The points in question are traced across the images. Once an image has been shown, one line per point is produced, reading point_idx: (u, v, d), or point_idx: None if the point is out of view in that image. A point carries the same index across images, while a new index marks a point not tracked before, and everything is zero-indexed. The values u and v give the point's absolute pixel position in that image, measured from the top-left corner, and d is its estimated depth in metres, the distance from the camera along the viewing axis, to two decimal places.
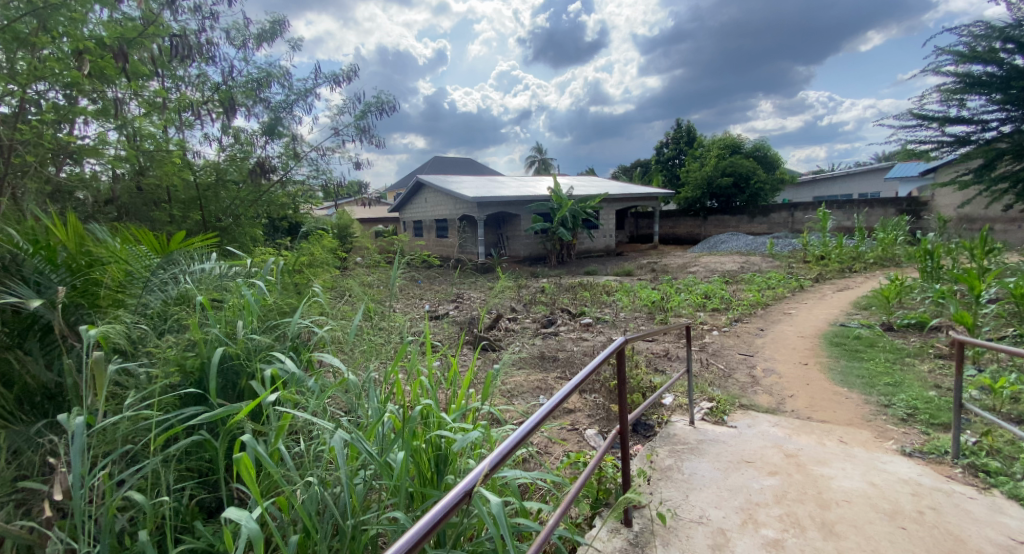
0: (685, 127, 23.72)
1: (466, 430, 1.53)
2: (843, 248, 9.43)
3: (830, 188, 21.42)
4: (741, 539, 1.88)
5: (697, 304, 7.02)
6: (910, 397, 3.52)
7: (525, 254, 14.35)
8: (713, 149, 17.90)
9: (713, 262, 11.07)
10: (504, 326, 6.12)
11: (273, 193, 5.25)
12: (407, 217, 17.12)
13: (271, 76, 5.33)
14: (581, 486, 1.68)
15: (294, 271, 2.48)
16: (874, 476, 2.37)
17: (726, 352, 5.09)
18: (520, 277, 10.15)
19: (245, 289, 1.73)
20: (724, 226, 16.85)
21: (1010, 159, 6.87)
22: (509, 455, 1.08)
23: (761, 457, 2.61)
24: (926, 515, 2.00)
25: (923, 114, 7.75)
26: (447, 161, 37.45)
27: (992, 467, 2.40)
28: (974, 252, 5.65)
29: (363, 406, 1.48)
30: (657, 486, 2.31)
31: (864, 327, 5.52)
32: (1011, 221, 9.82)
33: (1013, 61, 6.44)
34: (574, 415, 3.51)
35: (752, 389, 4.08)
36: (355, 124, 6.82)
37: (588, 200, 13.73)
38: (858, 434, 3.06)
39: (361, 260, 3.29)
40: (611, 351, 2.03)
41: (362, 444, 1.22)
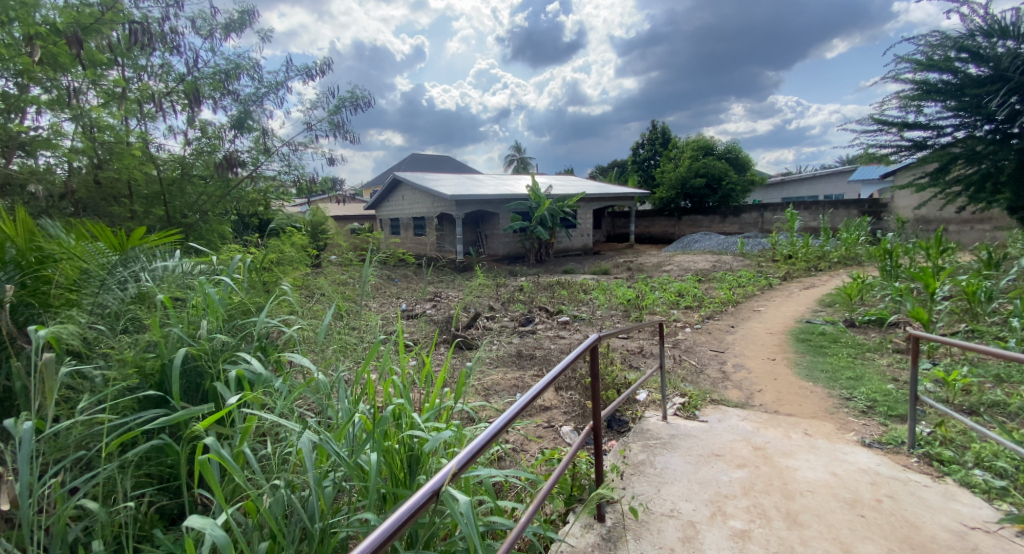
0: (660, 128, 24.13)
1: (440, 430, 1.52)
2: (809, 248, 9.75)
3: (797, 189, 22.14)
4: (710, 531, 1.92)
5: (672, 302, 7.15)
6: (870, 390, 3.67)
7: (504, 252, 14.34)
8: (687, 150, 18.26)
9: (686, 261, 11.30)
10: (482, 325, 6.10)
11: (243, 189, 5.12)
12: (384, 214, 16.90)
13: (240, 68, 5.15)
14: (554, 484, 1.69)
15: (263, 268, 2.41)
16: (836, 466, 2.46)
17: (698, 348, 5.21)
18: (498, 276, 10.14)
19: (209, 287, 1.66)
20: (697, 226, 17.21)
21: (963, 163, 7.21)
22: (481, 452, 1.07)
23: (730, 451, 2.68)
24: (884, 503, 2.09)
25: (883, 120, 8.06)
26: (423, 158, 37.15)
27: (945, 456, 2.53)
28: (930, 252, 5.92)
29: (333, 406, 1.46)
30: (630, 481, 2.34)
31: (828, 324, 5.73)
32: (964, 221, 10.33)
33: (967, 70, 6.75)
34: (550, 413, 3.52)
35: (722, 384, 4.18)
36: (330, 120, 6.70)
37: (565, 200, 13.80)
38: (821, 427, 3.17)
39: (337, 258, 3.23)
40: (584, 348, 2.04)
41: (331, 446, 1.20)
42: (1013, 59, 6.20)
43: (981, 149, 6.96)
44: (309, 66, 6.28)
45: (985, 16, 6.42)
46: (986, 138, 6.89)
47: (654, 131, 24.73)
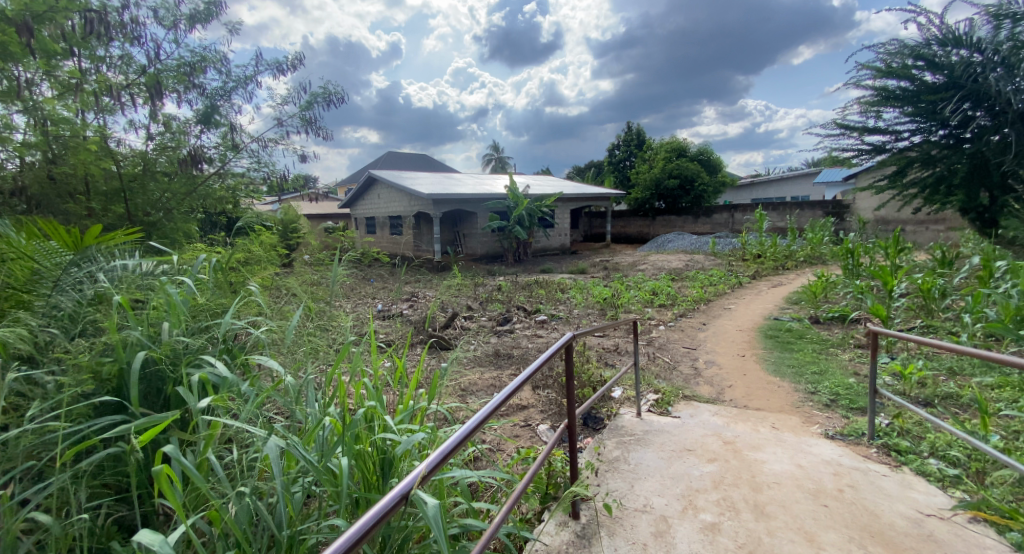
0: (635, 130, 24.51)
1: (413, 432, 1.51)
2: (777, 247, 10.06)
3: (766, 190, 22.81)
4: (681, 525, 1.96)
5: (646, 300, 7.27)
6: (833, 384, 3.81)
7: (482, 252, 14.28)
8: (660, 151, 18.58)
9: (660, 260, 11.49)
10: (460, 325, 6.07)
11: (210, 186, 4.96)
12: (358, 213, 16.63)
13: (206, 61, 4.98)
14: (529, 483, 1.69)
15: (230, 268, 2.34)
16: (801, 458, 2.55)
17: (671, 346, 5.31)
18: (476, 276, 10.10)
19: (171, 288, 1.61)
20: (671, 226, 17.52)
21: (919, 166, 7.56)
22: (452, 454, 1.06)
23: (702, 445, 2.74)
24: (845, 493, 2.17)
25: (846, 124, 8.37)
26: (399, 157, 36.73)
27: (902, 446, 2.65)
28: (889, 251, 6.18)
29: (303, 409, 1.43)
30: (604, 478, 2.37)
31: (795, 320, 5.93)
32: (920, 222, 10.83)
33: (923, 78, 7.06)
34: (527, 412, 3.53)
35: (694, 380, 4.27)
36: (301, 116, 6.55)
37: (543, 200, 13.84)
38: (788, 420, 3.27)
39: (309, 257, 3.16)
40: (559, 347, 2.05)
41: (299, 451, 1.17)
42: (965, 68, 6.51)
43: (935, 153, 7.30)
44: (280, 60, 6.12)
45: (939, 26, 6.72)
46: (941, 143, 7.24)
47: (630, 132, 25.08)
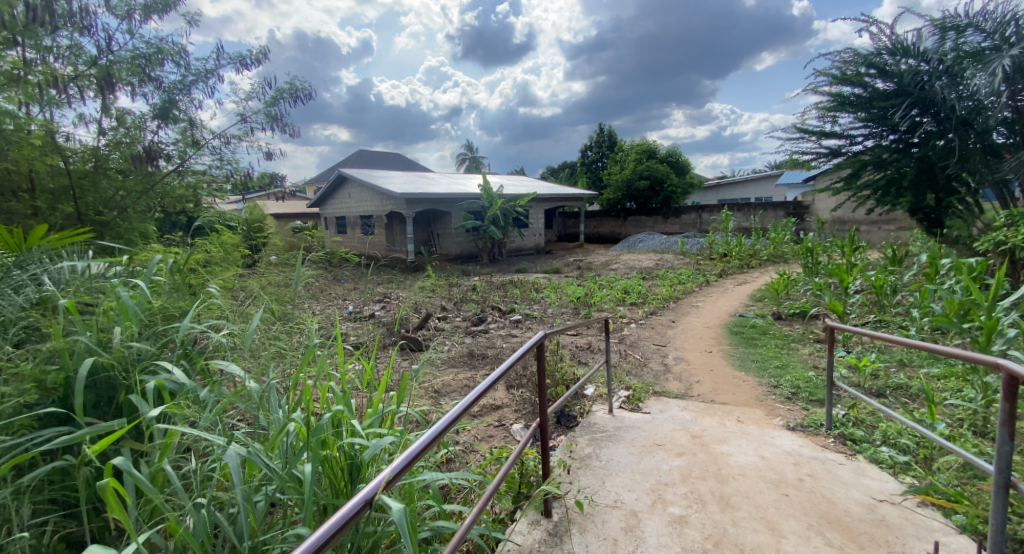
0: (607, 131, 24.90)
1: (382, 435, 1.48)
2: (742, 246, 10.38)
3: (731, 191, 23.51)
4: (651, 519, 2.00)
5: (618, 299, 7.38)
6: (794, 377, 3.97)
7: (457, 252, 14.18)
8: (631, 152, 18.90)
9: (631, 260, 11.68)
10: (434, 325, 6.02)
11: (168, 184, 4.76)
12: (328, 212, 16.29)
13: (164, 53, 4.77)
14: (501, 483, 1.69)
15: (189, 270, 2.25)
16: (764, 450, 2.64)
17: (642, 343, 5.42)
18: (450, 276, 10.03)
19: (123, 291, 1.53)
20: (641, 226, 17.85)
21: (872, 169, 7.93)
22: (419, 457, 1.04)
23: (670, 440, 2.80)
24: (805, 482, 2.26)
25: (805, 128, 8.69)
26: (369, 155, 36.18)
27: (857, 436, 2.77)
28: (845, 249, 6.46)
29: (267, 416, 1.39)
30: (576, 475, 2.39)
31: (759, 317, 6.13)
32: (874, 222, 11.38)
33: (874, 85, 7.40)
34: (501, 412, 3.53)
35: (664, 376, 4.37)
36: (266, 112, 6.36)
37: (516, 200, 13.87)
38: (752, 414, 3.38)
39: (276, 257, 3.07)
40: (530, 346, 2.06)
41: (261, 458, 1.14)
42: (913, 76, 6.85)
43: (887, 156, 7.67)
44: (244, 54, 5.94)
45: (890, 36, 7.05)
46: (891, 147, 7.60)
47: (602, 134, 25.43)
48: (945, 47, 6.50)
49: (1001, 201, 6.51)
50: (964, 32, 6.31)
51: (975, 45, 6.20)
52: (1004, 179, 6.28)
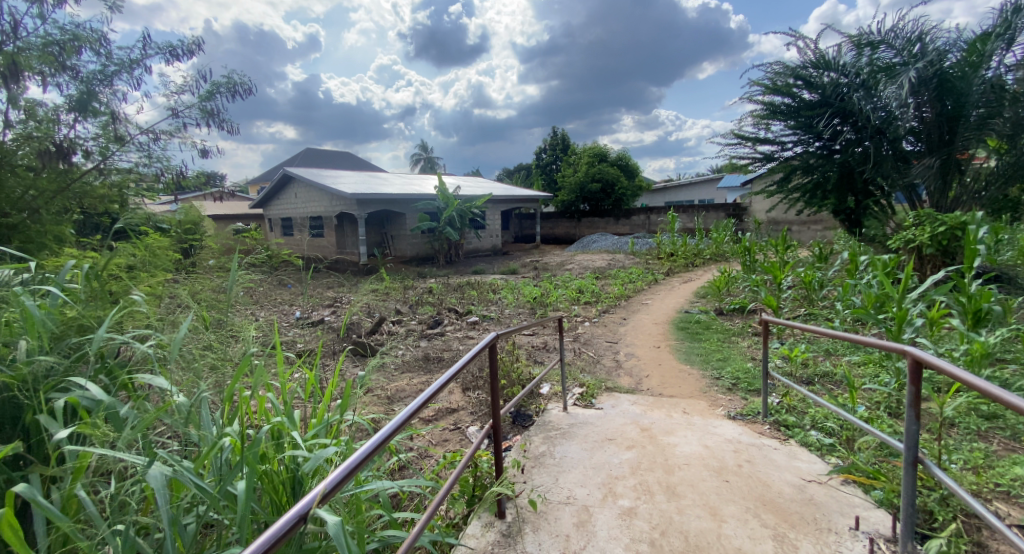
0: (559, 134, 25.33)
1: (326, 445, 1.43)
2: (687, 246, 10.85)
3: (677, 194, 24.52)
4: (602, 513, 2.04)
5: (573, 298, 7.51)
6: (734, 369, 4.18)
7: (412, 254, 13.92)
8: (584, 155, 19.31)
9: (585, 260, 11.91)
10: (388, 329, 5.88)
11: (88, 184, 4.39)
12: (273, 213, 15.58)
13: (81, 41, 4.39)
14: (453, 488, 1.67)
15: (110, 276, 2.08)
16: (707, 439, 2.76)
17: (595, 340, 5.54)
18: (405, 279, 9.82)
19: (28, 299, 1.40)
20: (595, 227, 18.23)
21: (801, 173, 8.48)
22: (359, 467, 1.00)
23: (621, 434, 2.87)
24: (744, 468, 2.38)
25: (742, 135, 9.19)
26: (317, 154, 34.95)
27: (789, 421, 2.97)
28: (778, 247, 6.88)
29: (199, 431, 1.31)
30: (530, 474, 2.41)
31: (703, 313, 6.43)
32: (804, 223, 12.21)
33: (801, 95, 7.94)
34: (457, 415, 3.51)
35: (616, 372, 4.49)
36: (201, 107, 6.00)
37: (472, 201, 13.81)
38: (697, 405, 3.53)
39: (213, 261, 2.90)
40: (482, 347, 2.05)
41: (189, 477, 1.06)
42: (835, 88, 7.39)
43: (813, 161, 8.24)
44: (174, 45, 5.58)
45: (814, 51, 7.56)
46: (817, 153, 8.16)
47: (556, 137, 25.82)
48: (861, 61, 7.06)
49: (910, 204, 7.29)
50: (877, 49, 6.89)
51: (888, 61, 6.79)
52: (912, 183, 6.99)
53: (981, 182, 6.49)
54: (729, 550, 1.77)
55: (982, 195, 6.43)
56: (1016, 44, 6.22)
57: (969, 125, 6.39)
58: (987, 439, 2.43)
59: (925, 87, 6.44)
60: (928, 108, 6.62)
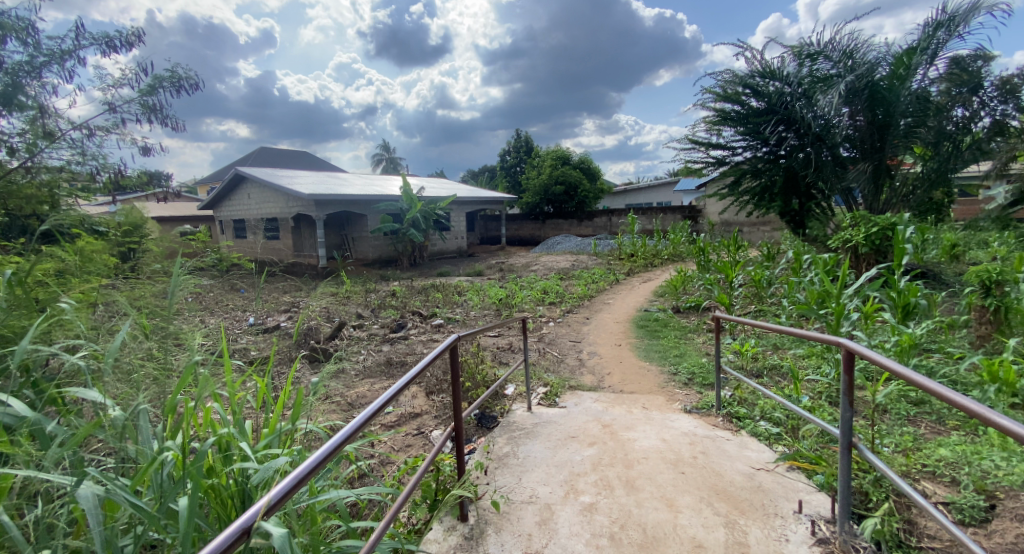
0: (523, 137, 25.57)
1: (278, 456, 1.37)
2: (647, 247, 11.14)
3: (637, 197, 25.19)
4: (563, 510, 2.07)
5: (538, 299, 7.57)
6: (690, 364, 4.33)
7: (374, 256, 13.63)
8: (547, 158, 19.54)
9: (550, 261, 12.03)
10: (349, 334, 5.74)
11: (13, 183, 4.08)
12: (224, 215, 14.91)
13: (6, 29, 4.07)
14: (413, 493, 1.63)
15: (35, 282, 1.93)
16: (665, 433, 2.85)
17: (559, 340, 5.60)
18: (367, 282, 9.61)
19: None
20: (559, 229, 18.40)
21: (750, 178, 8.82)
22: (310, 475, 0.97)
23: (583, 431, 2.92)
24: (698, 459, 2.47)
25: (696, 140, 9.51)
26: (271, 154, 33.73)
27: (741, 413, 3.10)
28: (731, 247, 7.18)
29: (139, 446, 1.24)
30: (493, 475, 2.41)
31: (661, 311, 6.63)
32: (753, 224, 12.79)
33: (749, 103, 8.27)
34: (420, 419, 3.47)
35: (578, 370, 4.56)
36: (142, 102, 5.68)
37: (436, 202, 13.69)
38: (655, 401, 3.63)
39: (157, 266, 2.76)
40: (443, 350, 2.02)
41: (124, 496, 1.01)
42: (780, 96, 7.76)
43: (761, 166, 8.59)
44: (112, 36, 5.26)
45: (760, 61, 7.92)
46: (765, 158, 8.51)
47: (519, 140, 25.98)
48: (802, 72, 7.49)
49: (848, 206, 7.80)
50: (816, 60, 7.34)
51: (825, 72, 7.24)
52: (849, 187, 7.45)
53: (908, 187, 7.21)
54: (685, 539, 1.83)
55: (910, 198, 7.18)
56: (938, 58, 6.81)
57: (898, 133, 6.96)
58: (915, 423, 2.62)
59: (857, 97, 6.90)
60: (862, 117, 7.10)
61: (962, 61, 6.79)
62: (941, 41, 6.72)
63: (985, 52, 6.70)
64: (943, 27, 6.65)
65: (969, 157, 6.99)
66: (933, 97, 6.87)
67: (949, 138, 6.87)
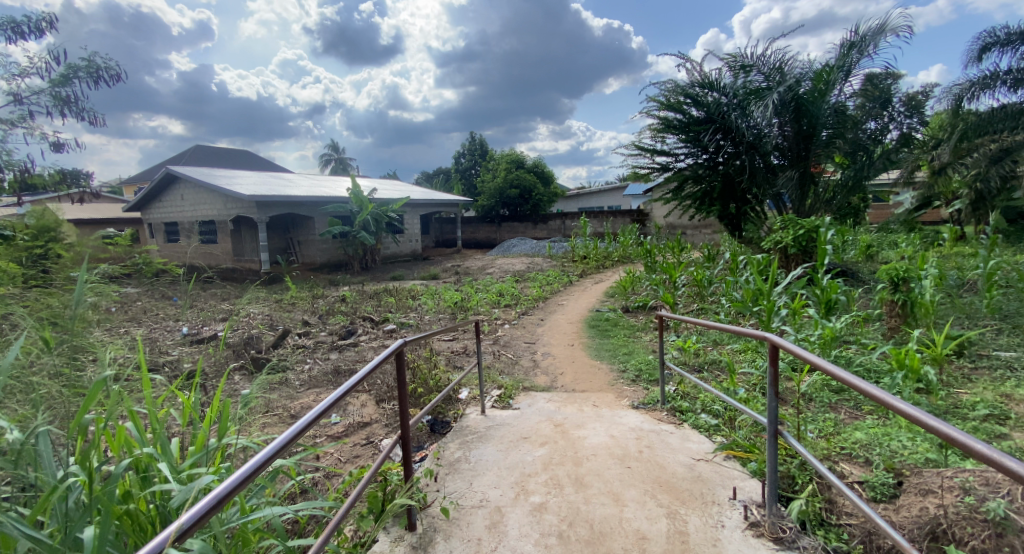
0: (478, 140, 25.73)
1: (204, 475, 1.28)
2: (598, 249, 11.41)
3: (589, 200, 25.82)
4: (513, 512, 2.07)
5: (493, 302, 7.55)
6: (637, 361, 4.48)
7: (322, 260, 13.12)
8: (502, 162, 19.70)
9: (505, 263, 12.08)
10: (294, 342, 5.50)
11: None
12: (154, 218, 13.92)
13: None
14: (354, 506, 1.56)
15: None
16: (614, 429, 2.92)
17: (514, 342, 5.62)
18: (316, 287, 9.25)
19: None
20: (514, 232, 18.37)
21: (691, 183, 8.78)
22: (234, 492, 0.91)
23: (535, 431, 2.94)
24: (644, 453, 2.55)
25: (642, 146, 9.82)
26: (207, 153, 31.84)
27: (683, 407, 3.24)
28: (674, 249, 7.48)
29: (40, 473, 1.13)
30: (444, 481, 2.38)
31: (611, 311, 6.80)
32: (696, 226, 13.44)
33: (690, 112, 8.25)
34: (370, 429, 3.36)
35: (532, 371, 4.60)
36: (53, 93, 5.20)
37: (389, 204, 13.42)
38: (605, 398, 3.73)
39: (66, 274, 2.52)
40: (388, 354, 1.97)
41: (18, 529, 0.91)
42: (718, 106, 7.99)
43: (702, 172, 8.57)
44: (17, 20, 4.79)
45: (700, 72, 8.09)
46: (704, 165, 8.51)
47: (473, 142, 26.00)
48: (737, 84, 7.91)
49: (778, 210, 8.30)
50: (749, 73, 7.82)
51: (757, 85, 7.72)
52: (778, 192, 7.97)
53: (829, 192, 7.90)
54: (629, 532, 1.87)
55: (832, 203, 7.86)
56: (853, 76, 7.45)
57: (820, 143, 7.58)
58: (836, 409, 2.84)
59: (785, 108, 7.42)
60: (789, 127, 7.62)
61: (874, 79, 7.47)
62: (855, 60, 7.35)
63: (894, 71, 7.41)
64: (855, 47, 7.32)
65: (880, 165, 7.76)
66: (850, 111, 7.54)
67: (864, 148, 7.59)
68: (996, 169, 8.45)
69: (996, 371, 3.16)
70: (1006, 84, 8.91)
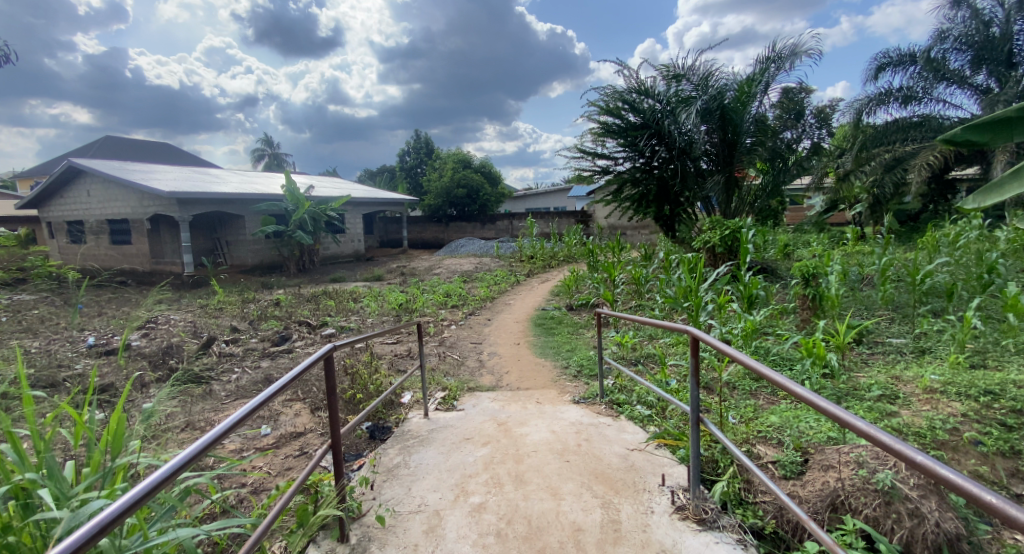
0: (423, 138, 25.39)
1: (102, 499, 1.16)
2: (543, 249, 11.57)
3: (536, 200, 26.21)
4: (452, 514, 2.04)
5: (440, 302, 7.47)
6: (580, 357, 4.57)
7: (254, 262, 12.33)
8: (448, 161, 19.54)
9: (451, 264, 11.96)
10: (219, 350, 5.13)
11: None
12: (55, 216, 12.54)
13: None
14: (278, 519, 1.46)
15: None
16: (555, 425, 2.95)
17: (460, 343, 5.58)
18: (248, 291, 8.68)
19: None
20: (461, 232, 18.17)
21: (630, 186, 8.95)
22: (118, 524, 0.81)
23: (478, 431, 2.92)
24: (582, 446, 2.60)
25: (583, 150, 9.99)
26: (121, 144, 29.13)
27: (620, 400, 3.35)
28: (614, 248, 7.71)
29: None
30: (381, 488, 2.30)
31: (556, 309, 6.90)
32: (635, 227, 13.98)
33: (628, 117, 8.38)
34: (304, 438, 3.21)
35: (477, 372, 4.58)
36: None
37: (327, 203, 12.90)
38: (548, 394, 3.78)
39: None
40: (317, 358, 1.87)
41: None
42: (653, 113, 8.18)
43: (640, 175, 8.73)
44: None
45: (636, 78, 8.30)
46: (642, 168, 8.68)
47: (417, 141, 25.61)
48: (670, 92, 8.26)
49: (706, 211, 8.75)
50: (681, 82, 8.21)
51: (687, 93, 8.13)
52: (707, 195, 8.43)
53: (752, 196, 8.46)
54: (565, 526, 1.90)
55: (754, 205, 8.42)
56: (772, 88, 8.06)
57: (743, 150, 8.14)
58: (756, 395, 3.05)
59: (711, 115, 7.88)
60: (716, 135, 8.09)
61: (789, 92, 8.12)
62: (772, 74, 7.96)
63: (806, 85, 8.09)
64: (774, 63, 7.93)
65: (794, 171, 8.44)
66: (769, 121, 8.16)
67: (781, 155, 8.24)
68: (890, 176, 9.62)
69: (889, 356, 3.53)
70: (897, 100, 9.88)
